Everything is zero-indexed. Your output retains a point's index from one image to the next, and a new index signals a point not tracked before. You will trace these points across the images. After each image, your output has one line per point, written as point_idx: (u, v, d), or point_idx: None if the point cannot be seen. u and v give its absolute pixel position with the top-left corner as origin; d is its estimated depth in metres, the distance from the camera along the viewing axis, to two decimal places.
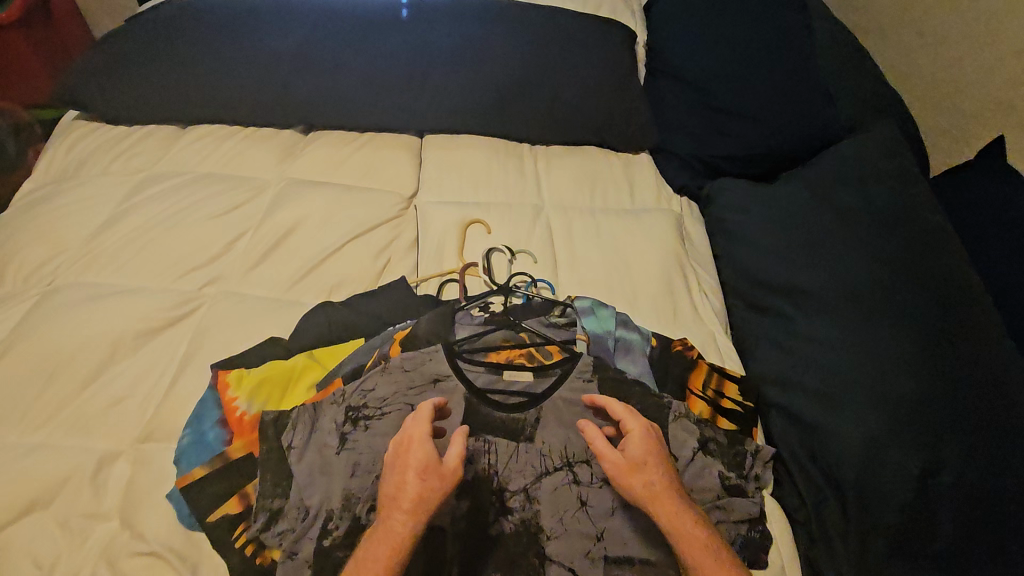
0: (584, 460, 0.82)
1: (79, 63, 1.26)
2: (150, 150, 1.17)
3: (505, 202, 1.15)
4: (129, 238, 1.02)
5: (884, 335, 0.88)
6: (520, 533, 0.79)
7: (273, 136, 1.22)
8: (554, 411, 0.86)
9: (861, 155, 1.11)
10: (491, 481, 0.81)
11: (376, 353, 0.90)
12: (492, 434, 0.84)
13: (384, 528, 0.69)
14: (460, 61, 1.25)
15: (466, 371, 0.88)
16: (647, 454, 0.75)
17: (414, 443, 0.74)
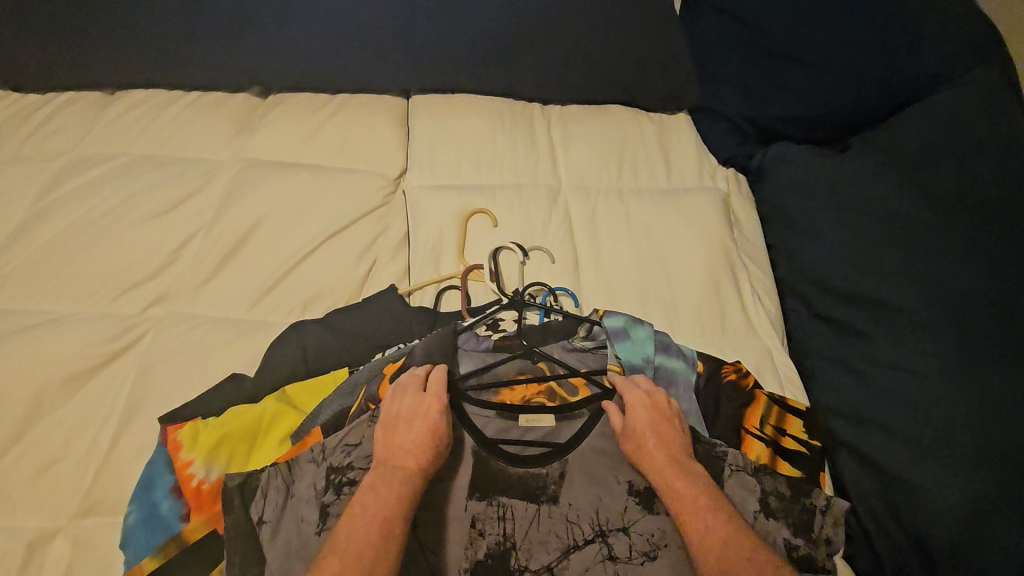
0: (620, 529, 0.67)
1: None
2: (69, 126, 0.93)
3: (513, 182, 0.94)
4: (51, 250, 0.82)
5: (992, 369, 0.70)
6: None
7: (224, 102, 0.98)
8: (582, 464, 0.70)
9: (966, 114, 0.87)
10: (507, 562, 0.66)
11: (362, 394, 0.72)
12: (505, 494, 0.68)
13: (385, 487, 0.61)
14: (445, 8, 1.02)
15: (473, 415, 0.72)
16: (658, 423, 0.68)
17: (435, 406, 0.67)
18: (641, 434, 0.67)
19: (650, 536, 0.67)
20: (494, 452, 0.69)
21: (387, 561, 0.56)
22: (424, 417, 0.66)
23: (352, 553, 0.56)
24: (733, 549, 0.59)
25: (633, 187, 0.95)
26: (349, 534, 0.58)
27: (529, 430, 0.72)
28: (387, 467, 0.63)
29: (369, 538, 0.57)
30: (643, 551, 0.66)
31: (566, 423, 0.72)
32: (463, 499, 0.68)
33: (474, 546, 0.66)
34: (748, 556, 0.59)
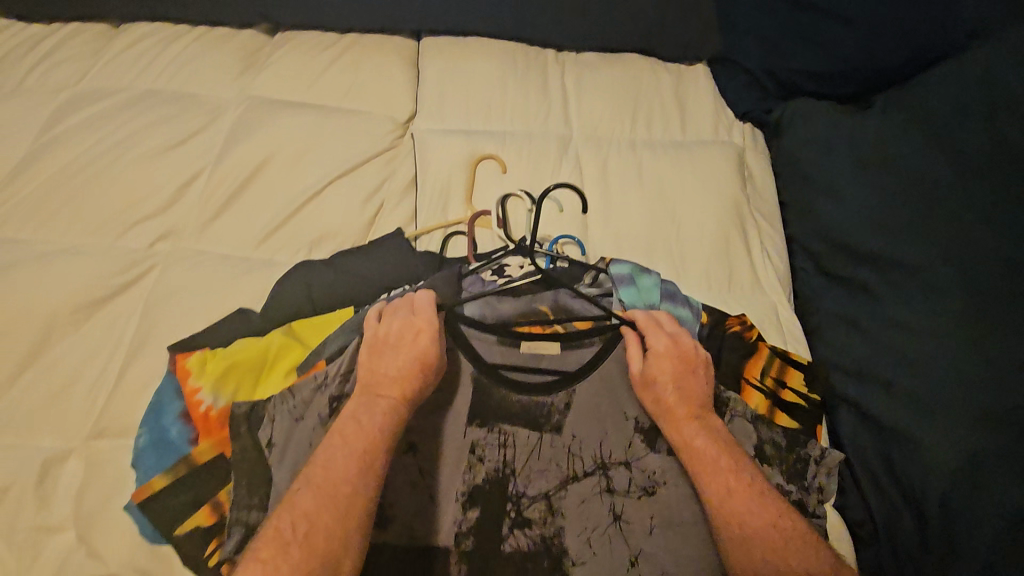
0: (621, 463, 0.68)
1: None
2: (75, 59, 0.92)
3: (524, 130, 0.92)
4: (57, 180, 0.82)
5: (1011, 329, 0.68)
6: (540, 549, 0.64)
7: (232, 38, 0.97)
8: (589, 398, 0.70)
9: (997, 71, 0.84)
10: (507, 487, 0.66)
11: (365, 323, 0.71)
12: (509, 423, 0.68)
13: (368, 418, 0.61)
14: None
15: (479, 340, 0.72)
16: (682, 377, 0.67)
17: (425, 331, 0.66)
18: (659, 386, 0.67)
19: (650, 473, 0.68)
20: (499, 380, 0.69)
21: (361, 499, 0.57)
22: (412, 347, 0.66)
23: (324, 488, 0.56)
24: (753, 513, 0.59)
25: (646, 138, 0.94)
26: (321, 471, 0.58)
27: (534, 361, 0.72)
28: (372, 399, 0.63)
29: (345, 474, 0.57)
30: (642, 484, 0.67)
31: (576, 355, 0.72)
32: (461, 428, 0.68)
33: (473, 472, 0.67)
34: (773, 523, 0.58)
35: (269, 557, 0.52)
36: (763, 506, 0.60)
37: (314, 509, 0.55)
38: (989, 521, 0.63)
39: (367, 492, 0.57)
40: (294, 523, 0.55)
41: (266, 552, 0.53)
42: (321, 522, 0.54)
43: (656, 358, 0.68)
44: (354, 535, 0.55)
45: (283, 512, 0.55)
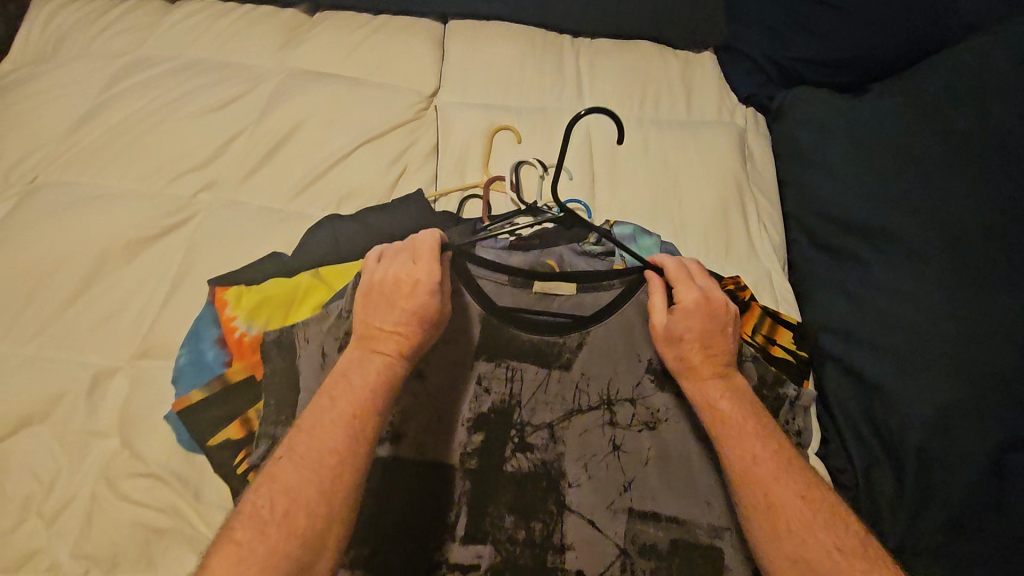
0: (628, 399, 0.71)
1: None
2: (134, 28, 1.01)
3: (539, 105, 0.99)
4: (115, 132, 0.90)
5: (984, 292, 0.74)
6: (537, 472, 0.69)
7: (275, 15, 1.05)
8: (601, 340, 0.72)
9: (987, 57, 0.89)
10: (510, 416, 0.71)
11: (374, 257, 0.70)
12: (516, 359, 0.72)
13: (360, 380, 0.61)
14: None
15: (492, 283, 0.74)
16: (709, 335, 0.67)
17: (421, 284, 0.65)
18: (684, 341, 0.66)
19: (655, 410, 0.71)
20: (509, 320, 0.72)
21: (349, 470, 0.57)
22: (404, 302, 0.64)
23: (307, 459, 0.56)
24: (782, 484, 0.58)
25: (653, 116, 1.00)
26: (305, 443, 0.57)
27: (545, 305, 0.74)
28: (368, 356, 0.63)
29: (333, 443, 0.57)
30: (646, 421, 0.71)
31: (591, 300, 0.74)
32: (467, 360, 0.72)
33: (479, 401, 0.71)
34: (802, 497, 0.58)
35: (244, 536, 0.52)
36: (791, 478, 0.59)
37: (298, 483, 0.55)
38: (952, 462, 0.70)
39: (354, 462, 0.57)
40: (273, 502, 0.54)
41: (242, 533, 0.52)
42: (304, 497, 0.54)
43: (683, 309, 0.67)
44: (340, 506, 0.55)
45: (266, 485, 0.55)
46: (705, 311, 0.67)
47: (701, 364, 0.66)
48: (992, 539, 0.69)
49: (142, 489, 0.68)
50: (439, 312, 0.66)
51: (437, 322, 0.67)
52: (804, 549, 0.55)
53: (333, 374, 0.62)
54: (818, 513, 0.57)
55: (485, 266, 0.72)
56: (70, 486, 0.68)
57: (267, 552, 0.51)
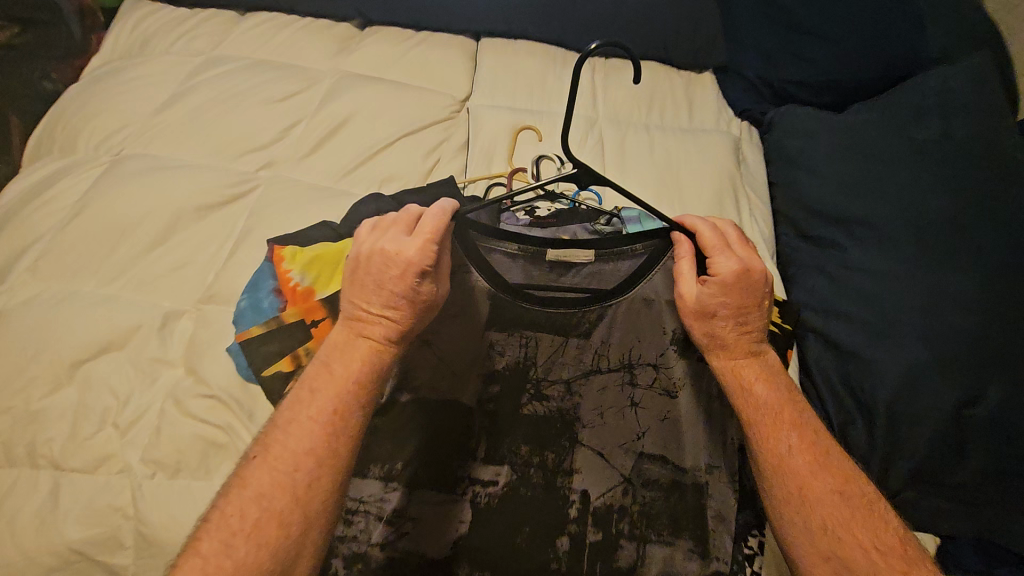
0: (650, 364, 0.76)
1: None
2: (211, 33, 1.17)
3: (559, 111, 1.13)
4: (190, 115, 1.04)
5: (944, 273, 0.85)
6: (553, 419, 0.77)
7: (331, 27, 1.21)
8: (625, 313, 0.76)
9: (952, 79, 1.02)
10: (527, 371, 0.76)
11: (384, 222, 0.72)
12: (527, 330, 0.76)
13: (343, 368, 0.67)
14: None
15: (501, 259, 0.78)
16: (742, 311, 0.71)
17: (411, 265, 0.66)
18: (720, 319, 0.70)
19: (675, 378, 0.76)
20: (524, 297, 0.75)
21: (326, 471, 0.62)
22: (392, 288, 0.67)
23: (275, 466, 0.61)
24: (817, 478, 0.63)
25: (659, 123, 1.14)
26: (278, 449, 0.62)
27: (563, 279, 0.81)
28: (352, 345, 0.68)
29: (310, 445, 0.62)
30: (664, 388, 0.76)
31: (604, 275, 0.79)
32: (480, 327, 0.76)
33: (493, 359, 0.76)
34: (839, 491, 0.62)
35: (210, 550, 0.57)
36: (828, 473, 0.63)
37: (270, 489, 0.60)
38: (916, 417, 0.79)
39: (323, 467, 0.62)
40: (244, 511, 0.59)
41: (207, 546, 0.57)
42: (275, 505, 0.59)
43: (719, 284, 0.69)
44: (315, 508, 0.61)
45: (239, 489, 0.60)
46: (736, 280, 0.70)
47: (732, 340, 0.70)
48: (950, 485, 0.79)
49: (205, 408, 0.78)
50: (428, 297, 0.69)
51: (427, 305, 0.70)
52: (835, 544, 0.60)
53: (313, 368, 0.68)
54: (854, 508, 0.61)
55: (493, 235, 0.74)
56: (142, 402, 0.78)
57: (235, 562, 0.56)
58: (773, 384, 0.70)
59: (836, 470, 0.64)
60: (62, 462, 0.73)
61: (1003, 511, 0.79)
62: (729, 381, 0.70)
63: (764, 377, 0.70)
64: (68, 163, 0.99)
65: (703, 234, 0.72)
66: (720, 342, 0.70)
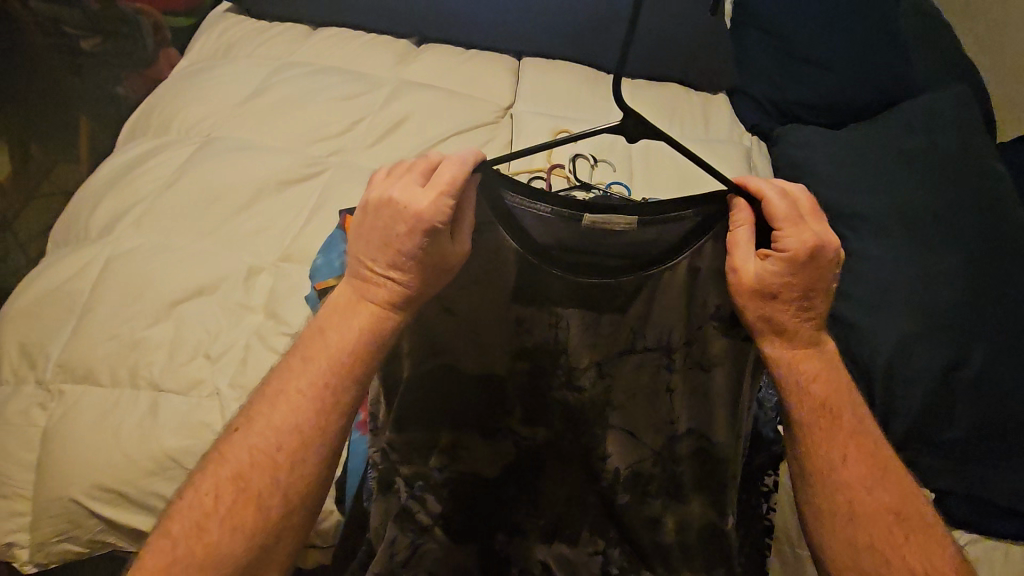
0: (684, 346, 0.75)
1: None
2: (288, 42, 1.34)
3: (591, 120, 1.28)
4: (270, 107, 1.18)
5: (932, 258, 0.97)
6: (583, 400, 0.78)
7: (392, 41, 1.38)
8: (657, 294, 0.74)
9: (935, 104, 1.18)
10: (557, 355, 0.77)
11: (403, 161, 0.65)
12: (564, 305, 0.75)
13: (339, 335, 0.64)
14: None
15: (533, 219, 0.73)
16: (802, 295, 0.66)
17: (419, 222, 0.61)
18: (774, 301, 0.66)
19: (711, 358, 0.74)
20: (554, 264, 0.74)
21: (304, 456, 0.62)
22: (397, 248, 0.62)
23: (251, 451, 0.61)
24: (871, 495, 0.64)
25: (681, 133, 1.28)
26: (260, 428, 0.62)
27: (595, 247, 0.74)
28: (354, 309, 0.65)
29: (296, 424, 0.62)
30: (696, 362, 0.75)
31: (645, 241, 0.73)
32: (508, 300, 0.74)
33: (522, 339, 0.76)
34: (893, 513, 0.64)
35: (182, 533, 0.59)
36: (884, 491, 0.64)
37: (245, 471, 0.61)
38: (910, 377, 0.89)
39: (303, 454, 0.62)
40: (218, 491, 0.60)
41: (177, 529, 0.59)
42: (251, 487, 0.60)
43: (778, 265, 0.65)
44: (293, 496, 0.61)
45: (214, 468, 0.61)
46: (795, 261, 0.64)
47: (782, 322, 0.67)
48: (942, 442, 0.88)
49: (284, 344, 0.88)
50: (439, 260, 0.64)
51: (438, 265, 0.65)
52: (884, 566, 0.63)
53: (310, 331, 0.66)
54: (905, 528, 0.63)
55: (524, 192, 0.71)
56: (229, 338, 0.88)
57: (209, 543, 0.59)
58: (830, 379, 0.68)
59: (893, 489, 0.65)
60: (160, 384, 0.84)
61: (988, 469, 0.88)
62: (783, 375, 0.68)
63: (824, 377, 0.68)
64: (164, 141, 1.13)
65: (772, 205, 0.65)
66: (773, 324, 0.67)
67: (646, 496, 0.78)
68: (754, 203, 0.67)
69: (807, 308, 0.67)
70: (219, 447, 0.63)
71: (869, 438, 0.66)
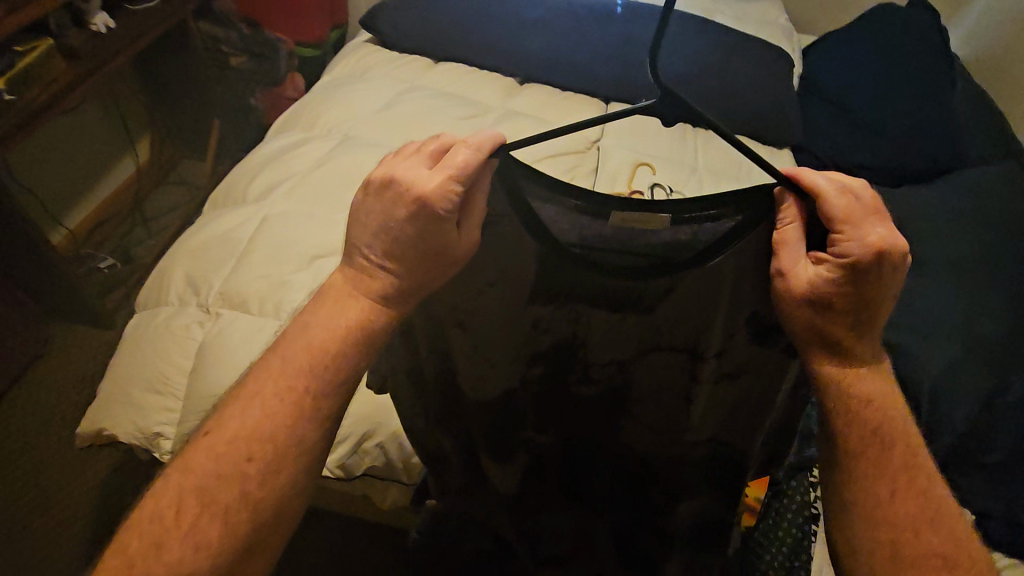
0: (715, 356, 0.69)
1: (379, 8, 1.75)
2: (415, 70, 1.60)
3: (669, 158, 1.44)
4: (398, 117, 1.40)
5: (978, 300, 1.08)
6: (604, 398, 0.78)
7: (501, 79, 1.61)
8: (685, 305, 0.68)
9: (986, 174, 1.31)
10: (574, 351, 0.75)
11: (416, 146, 0.64)
12: (585, 306, 0.71)
13: (327, 318, 0.63)
14: (654, 52, 1.60)
15: (553, 215, 0.67)
16: (857, 305, 0.57)
17: (425, 205, 0.59)
18: (825, 314, 0.58)
19: (745, 364, 0.69)
20: (582, 263, 0.67)
21: (278, 466, 0.59)
22: (398, 232, 0.61)
23: (224, 466, 0.58)
24: (921, 538, 0.56)
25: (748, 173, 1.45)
26: (231, 431, 0.59)
27: (626, 246, 0.68)
28: (345, 302, 0.63)
29: (270, 431, 0.59)
30: (726, 372, 0.70)
31: (679, 243, 0.67)
32: (524, 302, 0.71)
33: (539, 340, 0.74)
34: (944, 558, 0.55)
35: (137, 550, 0.55)
36: (936, 533, 0.56)
37: (213, 488, 0.57)
38: (956, 399, 0.98)
39: (276, 465, 0.59)
40: (181, 504, 0.57)
41: (135, 546, 0.56)
42: (219, 500, 0.57)
43: (832, 274, 0.57)
44: (261, 513, 0.58)
45: (178, 477, 0.58)
46: (854, 270, 0.55)
47: (836, 337, 0.59)
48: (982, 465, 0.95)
49: None
50: (441, 249, 0.62)
51: (438, 253, 0.62)
52: None
53: (293, 329, 0.64)
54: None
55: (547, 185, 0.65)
56: None
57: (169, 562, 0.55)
58: (885, 406, 0.60)
59: (944, 535, 0.57)
60: None
61: None
62: (830, 397, 0.60)
63: (879, 405, 0.60)
64: (310, 135, 1.35)
65: (830, 204, 0.56)
66: (824, 340, 0.59)
67: (655, 490, 0.85)
68: (804, 198, 0.59)
69: (865, 323, 0.58)
70: (185, 455, 0.60)
71: (923, 475, 0.58)
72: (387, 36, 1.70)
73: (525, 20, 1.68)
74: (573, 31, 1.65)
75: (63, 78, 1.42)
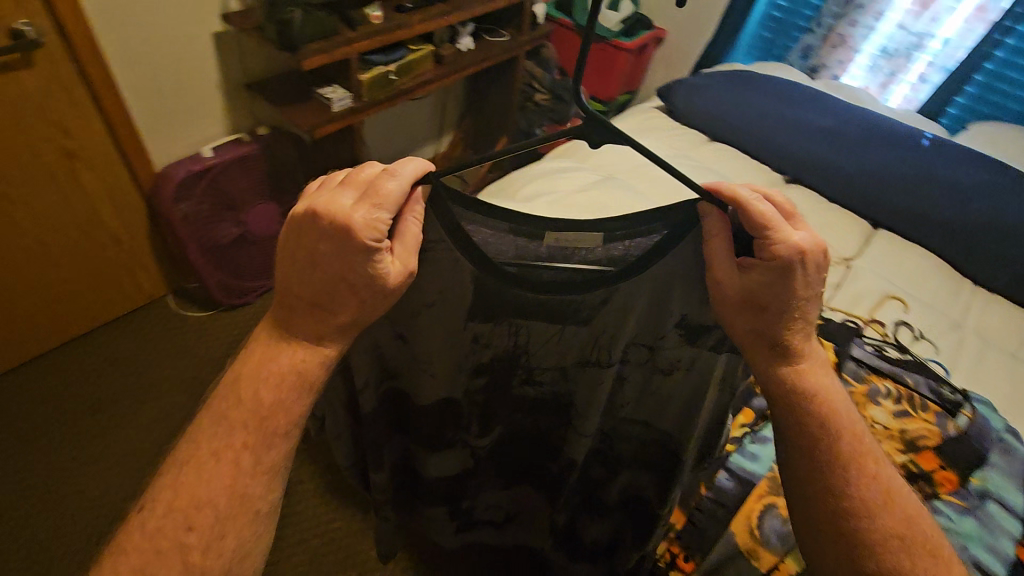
0: (647, 347, 0.85)
1: (682, 80, 1.94)
2: (688, 143, 1.78)
3: (929, 305, 1.37)
4: (661, 177, 1.55)
5: None
6: (548, 399, 1.00)
7: (769, 174, 1.70)
8: (604, 322, 0.84)
9: None
10: (516, 356, 0.92)
11: (322, 185, 0.65)
12: (519, 322, 0.87)
13: (267, 356, 0.64)
14: (954, 194, 1.51)
15: (483, 235, 0.80)
16: (776, 297, 0.67)
17: (352, 236, 0.59)
18: (757, 317, 0.69)
19: (674, 361, 0.85)
20: (522, 285, 0.80)
21: (232, 526, 0.58)
22: (327, 269, 0.62)
23: (153, 546, 0.55)
24: (877, 518, 0.65)
25: (993, 347, 1.31)
26: (167, 502, 0.57)
27: (562, 262, 0.82)
28: (282, 348, 0.65)
29: (214, 495, 0.58)
30: (661, 368, 0.87)
31: (598, 258, 0.81)
32: (463, 322, 0.86)
33: (479, 353, 0.92)
34: (903, 539, 0.64)
35: None
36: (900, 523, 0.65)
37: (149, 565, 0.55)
38: None
39: (220, 529, 0.58)
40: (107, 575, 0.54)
41: None
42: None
43: (761, 273, 0.66)
44: None
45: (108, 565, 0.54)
46: (781, 268, 0.64)
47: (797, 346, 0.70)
48: None
49: None
50: (372, 282, 0.63)
51: (367, 285, 0.64)
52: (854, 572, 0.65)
53: (226, 385, 0.63)
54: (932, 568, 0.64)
55: (474, 217, 0.77)
56: None
57: None
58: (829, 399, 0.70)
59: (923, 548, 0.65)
60: None
61: None
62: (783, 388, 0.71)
63: (823, 397, 0.70)
64: (574, 164, 1.56)
65: (751, 209, 0.66)
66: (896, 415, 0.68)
67: (592, 463, 1.06)
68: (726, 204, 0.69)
69: (797, 321, 0.68)
70: (162, 478, 0.60)
71: (864, 453, 0.68)
72: (676, 105, 1.90)
73: (821, 122, 1.71)
74: (867, 147, 1.64)
75: (426, 75, 1.85)
